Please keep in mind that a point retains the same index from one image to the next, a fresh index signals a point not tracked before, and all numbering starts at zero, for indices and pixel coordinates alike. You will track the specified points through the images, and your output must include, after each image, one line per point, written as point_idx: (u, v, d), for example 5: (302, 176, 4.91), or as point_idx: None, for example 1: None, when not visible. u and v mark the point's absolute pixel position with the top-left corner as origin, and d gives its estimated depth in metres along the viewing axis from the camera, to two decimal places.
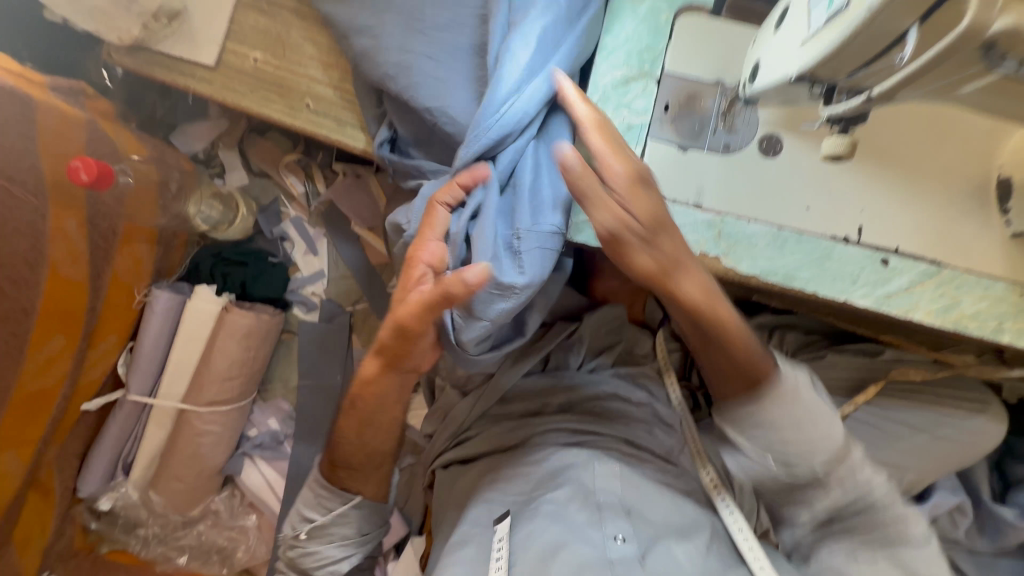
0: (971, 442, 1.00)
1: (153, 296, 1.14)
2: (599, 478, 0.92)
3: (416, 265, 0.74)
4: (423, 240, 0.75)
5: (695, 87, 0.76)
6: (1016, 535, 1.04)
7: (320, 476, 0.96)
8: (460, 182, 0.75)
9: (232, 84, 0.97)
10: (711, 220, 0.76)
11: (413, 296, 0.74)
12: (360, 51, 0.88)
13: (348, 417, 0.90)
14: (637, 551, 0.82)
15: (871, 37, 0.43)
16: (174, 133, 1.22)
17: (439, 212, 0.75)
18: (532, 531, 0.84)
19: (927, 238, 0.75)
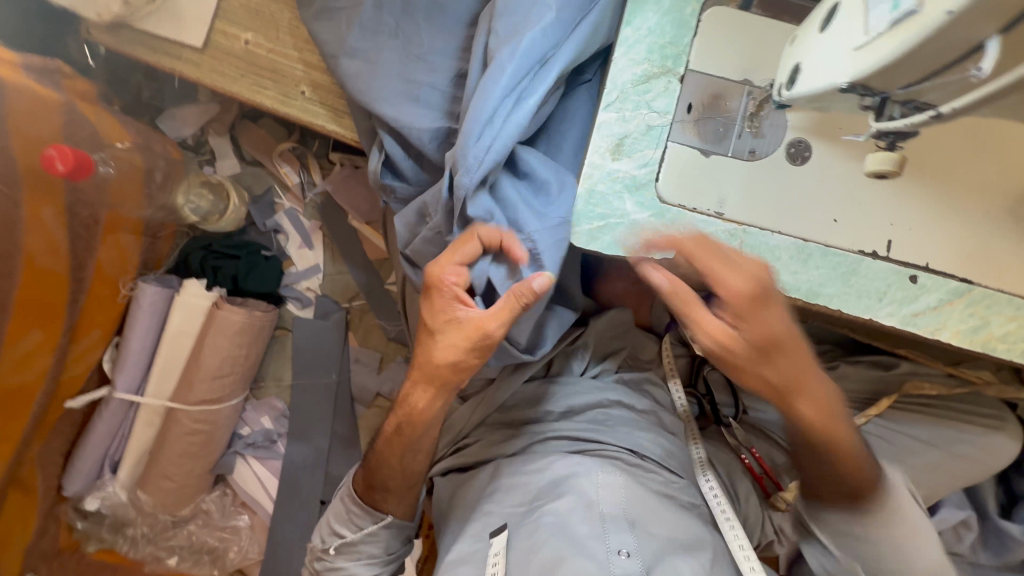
0: (985, 459, 0.98)
1: (139, 289, 1.09)
2: (602, 487, 0.86)
3: (452, 294, 0.75)
4: (447, 270, 0.74)
5: (721, 87, 0.71)
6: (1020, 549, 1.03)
7: (354, 494, 0.92)
8: (504, 241, 0.72)
9: (222, 68, 0.91)
10: (733, 230, 0.71)
11: (464, 319, 0.75)
12: (360, 34, 0.81)
13: (391, 442, 0.87)
14: (641, 567, 0.75)
15: (944, 44, 0.38)
16: (161, 117, 1.15)
17: (470, 243, 0.73)
18: (532, 546, 0.79)
19: (959, 254, 0.71)
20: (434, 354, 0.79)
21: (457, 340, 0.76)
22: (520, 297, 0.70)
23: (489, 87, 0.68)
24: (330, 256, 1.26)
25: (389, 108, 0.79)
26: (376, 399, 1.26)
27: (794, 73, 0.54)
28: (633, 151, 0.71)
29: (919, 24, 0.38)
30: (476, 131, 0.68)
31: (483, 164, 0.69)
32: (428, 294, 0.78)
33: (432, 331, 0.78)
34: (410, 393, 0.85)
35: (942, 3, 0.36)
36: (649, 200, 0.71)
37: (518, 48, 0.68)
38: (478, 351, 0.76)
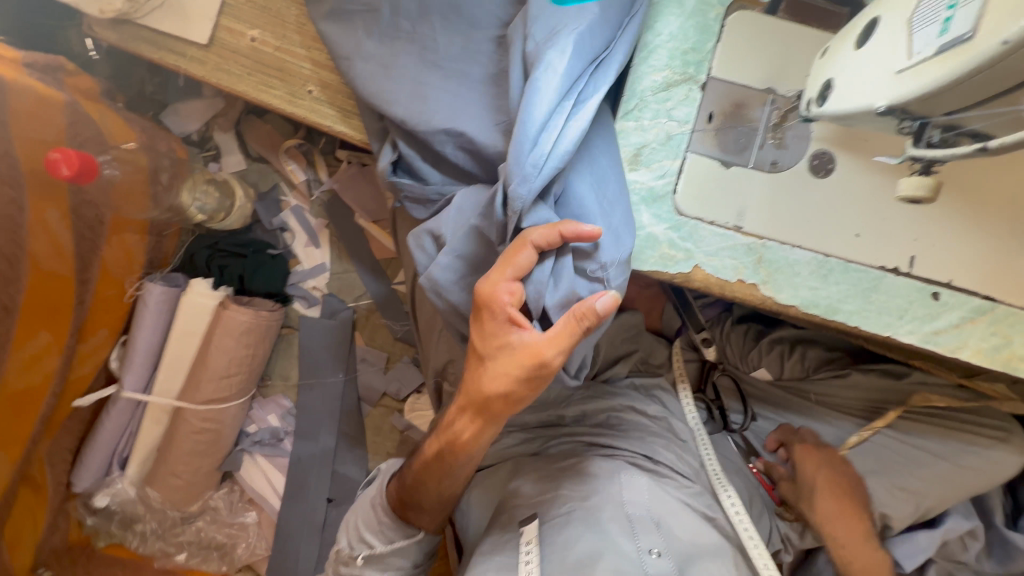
0: (1004, 473, 0.93)
1: (145, 289, 1.08)
2: (627, 489, 0.85)
3: (504, 316, 0.64)
4: (499, 286, 0.63)
5: (743, 95, 0.69)
6: None
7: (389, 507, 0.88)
8: (562, 235, 0.60)
9: (227, 65, 0.88)
10: (752, 245, 0.70)
11: (519, 344, 0.65)
12: (379, 44, 0.80)
13: (429, 468, 0.83)
14: (672, 566, 0.76)
15: (999, 74, 0.37)
16: (165, 112, 1.14)
17: (523, 250, 0.61)
18: (567, 539, 0.77)
19: (985, 272, 0.69)
20: (482, 383, 0.70)
21: (512, 366, 0.66)
22: (584, 317, 0.60)
23: (540, 89, 0.60)
24: (337, 254, 1.25)
25: (401, 111, 0.76)
26: (383, 398, 1.26)
27: (824, 89, 0.52)
28: (651, 161, 0.69)
29: (973, 50, 0.37)
30: (529, 134, 0.60)
31: (542, 172, 0.60)
32: (477, 314, 0.67)
33: (480, 356, 0.68)
34: (454, 422, 0.80)
35: (1003, 31, 0.35)
36: (666, 212, 0.69)
37: (570, 48, 0.62)
38: (533, 381, 0.66)
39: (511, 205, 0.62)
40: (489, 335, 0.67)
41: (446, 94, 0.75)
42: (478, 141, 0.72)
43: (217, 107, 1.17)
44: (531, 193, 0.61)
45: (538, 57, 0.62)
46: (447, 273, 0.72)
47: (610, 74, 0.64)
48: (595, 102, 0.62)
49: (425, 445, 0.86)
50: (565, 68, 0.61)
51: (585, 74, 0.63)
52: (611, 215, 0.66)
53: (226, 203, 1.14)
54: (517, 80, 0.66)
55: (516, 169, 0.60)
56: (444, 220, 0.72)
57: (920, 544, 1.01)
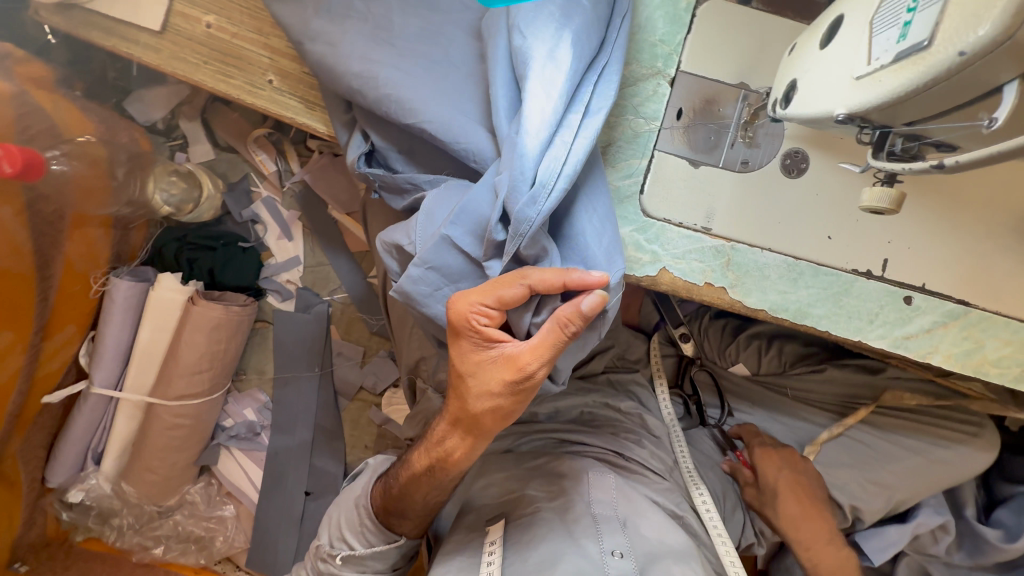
0: (960, 469, 0.97)
1: (112, 284, 1.06)
2: (593, 488, 0.84)
3: (480, 337, 0.60)
4: (474, 309, 0.58)
5: (714, 90, 0.66)
6: (997, 554, 0.99)
7: (373, 507, 0.81)
8: (567, 284, 0.54)
9: (182, 53, 0.84)
10: (720, 247, 0.68)
11: (500, 357, 0.61)
12: (327, 22, 0.74)
13: (419, 482, 0.75)
14: (635, 568, 0.73)
15: (962, 86, 0.39)
16: (128, 99, 1.09)
17: (513, 286, 0.55)
18: (531, 540, 0.76)
19: (959, 275, 0.67)
20: (466, 401, 0.65)
21: (493, 383, 0.62)
22: (570, 332, 0.55)
23: (541, 97, 0.55)
24: (310, 246, 1.22)
25: (361, 103, 0.72)
26: (359, 392, 1.26)
27: (789, 90, 0.53)
28: (619, 160, 0.67)
29: (931, 58, 0.38)
30: (536, 151, 0.54)
31: (553, 193, 0.54)
32: (453, 335, 0.62)
33: (461, 374, 0.64)
34: (445, 438, 0.72)
35: (959, 41, 0.36)
36: (633, 213, 0.67)
37: (570, 51, 0.57)
38: (518, 395, 0.62)
39: (516, 231, 0.55)
40: (461, 349, 0.63)
41: (398, 71, 0.70)
42: (442, 135, 0.68)
43: (182, 94, 1.13)
44: (542, 216, 0.54)
45: (533, 59, 0.56)
46: (421, 286, 0.63)
47: (612, 79, 0.59)
48: (604, 112, 0.57)
49: (414, 454, 0.78)
50: (567, 74, 0.56)
51: (586, 81, 0.58)
52: (609, 234, 0.60)
53: (193, 193, 1.12)
54: (504, 85, 0.61)
55: (523, 188, 0.54)
56: (414, 232, 0.67)
57: (891, 539, 1.00)
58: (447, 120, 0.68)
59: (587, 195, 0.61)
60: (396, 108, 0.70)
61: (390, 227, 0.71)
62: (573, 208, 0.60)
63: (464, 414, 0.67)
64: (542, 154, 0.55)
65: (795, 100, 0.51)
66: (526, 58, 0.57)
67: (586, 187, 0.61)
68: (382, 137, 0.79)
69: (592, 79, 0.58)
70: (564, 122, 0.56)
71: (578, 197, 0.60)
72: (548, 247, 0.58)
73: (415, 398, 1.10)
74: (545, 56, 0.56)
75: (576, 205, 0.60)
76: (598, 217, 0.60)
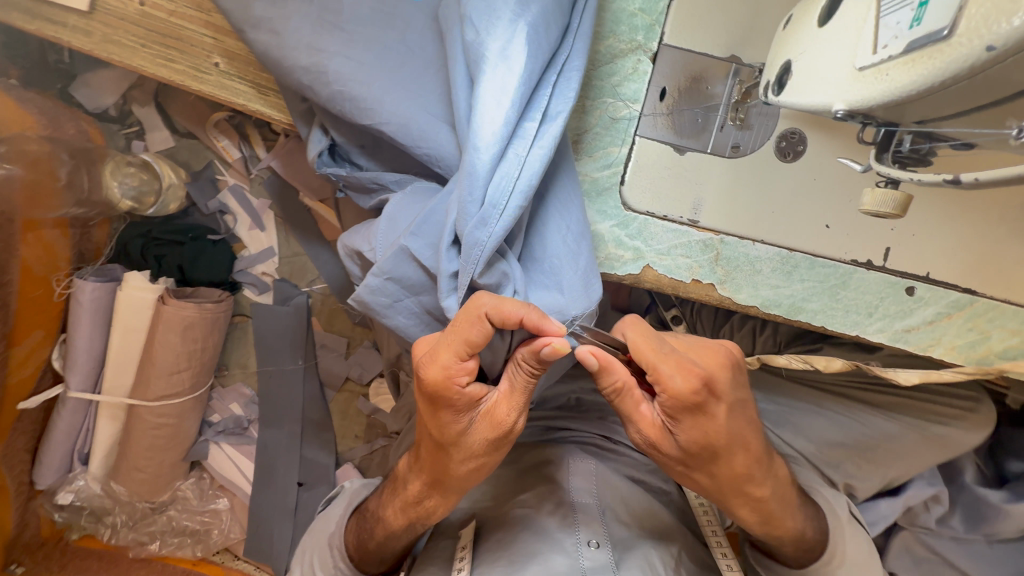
0: (955, 448, 0.88)
1: (76, 286, 1.01)
2: (574, 475, 0.81)
3: (464, 399, 0.53)
4: (453, 370, 0.51)
5: (702, 65, 0.59)
6: (1005, 522, 0.91)
7: (346, 554, 0.75)
8: (525, 322, 0.49)
9: (112, 35, 0.76)
10: (708, 241, 0.62)
11: (481, 414, 0.56)
12: (268, 4, 0.65)
13: (399, 532, 0.70)
14: (611, 560, 0.70)
15: (993, 80, 0.34)
16: (74, 84, 1.03)
17: (477, 328, 0.49)
18: (503, 542, 0.72)
19: (967, 263, 0.61)
20: (447, 468, 0.60)
21: (477, 443, 0.57)
22: (537, 368, 0.52)
23: (492, 106, 0.50)
24: (284, 235, 1.17)
25: (314, 100, 0.66)
26: (346, 382, 1.23)
27: (783, 74, 0.47)
28: (595, 149, 0.62)
29: (951, 52, 0.32)
30: (487, 167, 0.51)
31: (504, 214, 0.52)
32: (429, 405, 0.55)
33: (441, 446, 0.58)
34: (422, 498, 0.66)
35: (987, 33, 0.30)
36: (612, 207, 0.62)
37: (524, 48, 0.51)
38: (500, 447, 0.59)
39: (469, 257, 0.53)
40: (442, 419, 0.55)
41: (349, 62, 0.63)
42: (399, 137, 0.64)
43: (132, 77, 1.05)
44: (494, 239, 0.52)
45: (485, 60, 0.51)
46: (380, 296, 0.62)
47: (574, 78, 0.54)
48: (565, 117, 0.53)
49: (385, 511, 0.71)
50: (520, 78, 0.51)
51: (545, 83, 0.53)
52: (583, 253, 0.59)
53: (155, 183, 1.07)
54: (461, 85, 0.55)
55: (472, 210, 0.51)
56: (374, 239, 0.64)
57: (881, 513, 0.93)
58: (405, 120, 0.63)
59: (554, 209, 0.59)
60: (350, 107, 0.64)
61: (351, 230, 0.70)
62: (540, 223, 0.59)
63: (445, 468, 0.61)
64: (493, 170, 0.51)
65: (790, 86, 0.45)
66: (478, 56, 0.52)
67: (551, 199, 0.59)
68: (341, 131, 0.72)
69: (551, 79, 0.54)
70: (520, 132, 0.52)
71: (543, 211, 0.59)
72: (507, 271, 0.56)
73: (400, 391, 1.11)
74: (497, 54, 0.51)
75: (542, 219, 0.59)
76: (568, 234, 0.58)
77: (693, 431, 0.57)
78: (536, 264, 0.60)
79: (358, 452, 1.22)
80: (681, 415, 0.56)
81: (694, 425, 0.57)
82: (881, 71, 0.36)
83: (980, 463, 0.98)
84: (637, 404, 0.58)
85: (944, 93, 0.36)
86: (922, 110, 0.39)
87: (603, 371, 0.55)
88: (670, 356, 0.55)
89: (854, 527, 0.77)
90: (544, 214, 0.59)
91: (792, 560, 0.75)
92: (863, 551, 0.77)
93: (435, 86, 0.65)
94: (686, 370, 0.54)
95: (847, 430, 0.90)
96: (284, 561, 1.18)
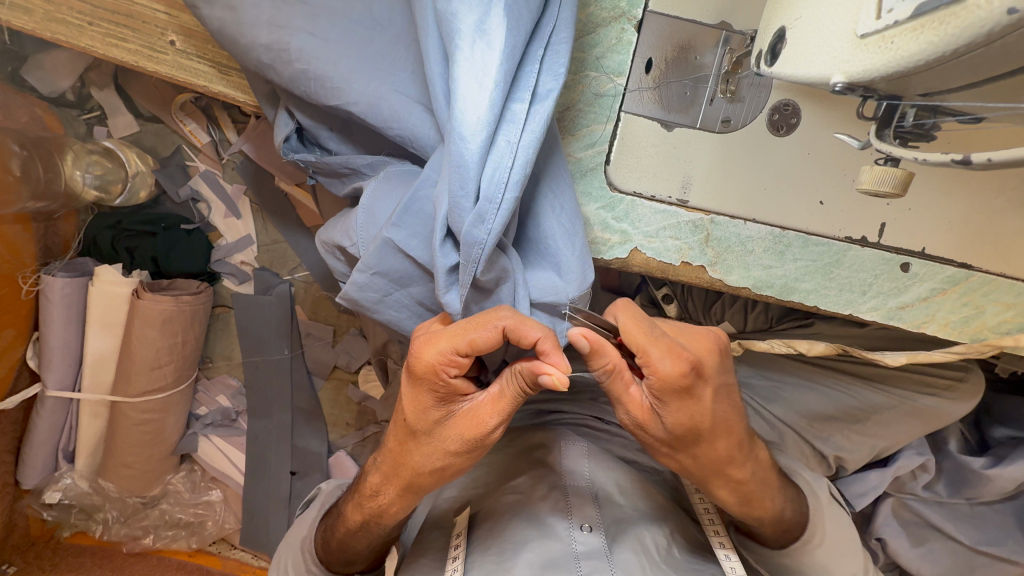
0: (943, 419, 0.87)
1: (44, 283, 0.97)
2: (568, 458, 0.80)
3: (447, 388, 0.52)
4: (444, 359, 0.50)
5: (689, 33, 0.56)
6: (988, 488, 0.91)
7: (316, 551, 0.75)
8: (539, 346, 0.49)
9: (56, 12, 0.70)
10: (698, 221, 0.60)
11: (462, 412, 0.54)
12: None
13: (362, 532, 0.69)
14: (604, 543, 0.69)
15: (1015, 44, 0.30)
16: (26, 66, 0.94)
17: (486, 335, 0.48)
18: (495, 528, 0.72)
19: (963, 237, 0.59)
20: (414, 460, 0.59)
21: (450, 440, 0.56)
22: (531, 386, 0.51)
23: (474, 89, 0.46)
24: (262, 223, 1.13)
25: (277, 81, 0.61)
26: (334, 370, 1.21)
27: (777, 41, 0.44)
28: (578, 127, 0.58)
29: (967, 16, 0.29)
30: (479, 156, 0.47)
31: (501, 208, 0.48)
32: (413, 385, 0.53)
33: (413, 431, 0.57)
34: (378, 495, 0.65)
35: None
36: (597, 188, 0.59)
37: (503, 22, 0.47)
38: (472, 453, 0.56)
39: (468, 255, 0.50)
40: (421, 399, 0.54)
41: (313, 39, 0.59)
42: (369, 120, 0.60)
43: (87, 57, 0.98)
44: (493, 236, 0.49)
45: (459, 35, 0.47)
46: (369, 292, 0.60)
47: (562, 52, 0.50)
48: (555, 95, 0.49)
49: (349, 509, 0.70)
50: (501, 55, 0.47)
51: (531, 59, 0.50)
52: (574, 230, 0.56)
53: (120, 171, 1.03)
54: (435, 62, 0.51)
55: (467, 208, 0.48)
56: (355, 234, 0.61)
57: (870, 484, 0.94)
58: (376, 100, 0.59)
59: (551, 191, 0.55)
60: (315, 88, 0.60)
61: (328, 225, 0.67)
62: (535, 207, 0.56)
63: (414, 468, 0.59)
64: (484, 159, 0.48)
65: (783, 57, 0.42)
66: (451, 29, 0.48)
67: (549, 181, 0.55)
68: (308, 115, 0.68)
69: (537, 54, 0.50)
70: (508, 115, 0.49)
71: (538, 192, 0.55)
72: (507, 267, 0.54)
73: (389, 378, 1.09)
74: (473, 29, 0.47)
75: (535, 199, 0.55)
76: (559, 206, 0.55)
77: (680, 413, 0.55)
78: (534, 251, 0.57)
79: (351, 439, 1.22)
80: (670, 398, 0.54)
81: (681, 408, 0.55)
82: (887, 37, 0.33)
83: (964, 429, 0.99)
84: (629, 386, 0.56)
85: (956, 62, 0.33)
86: (926, 83, 0.37)
87: (595, 353, 0.52)
88: (660, 337, 0.53)
89: (833, 508, 0.78)
90: (533, 195, 0.56)
91: (773, 541, 0.76)
92: (843, 533, 0.77)
93: (407, 61, 0.60)
94: (676, 353, 0.52)
95: (837, 403, 0.90)
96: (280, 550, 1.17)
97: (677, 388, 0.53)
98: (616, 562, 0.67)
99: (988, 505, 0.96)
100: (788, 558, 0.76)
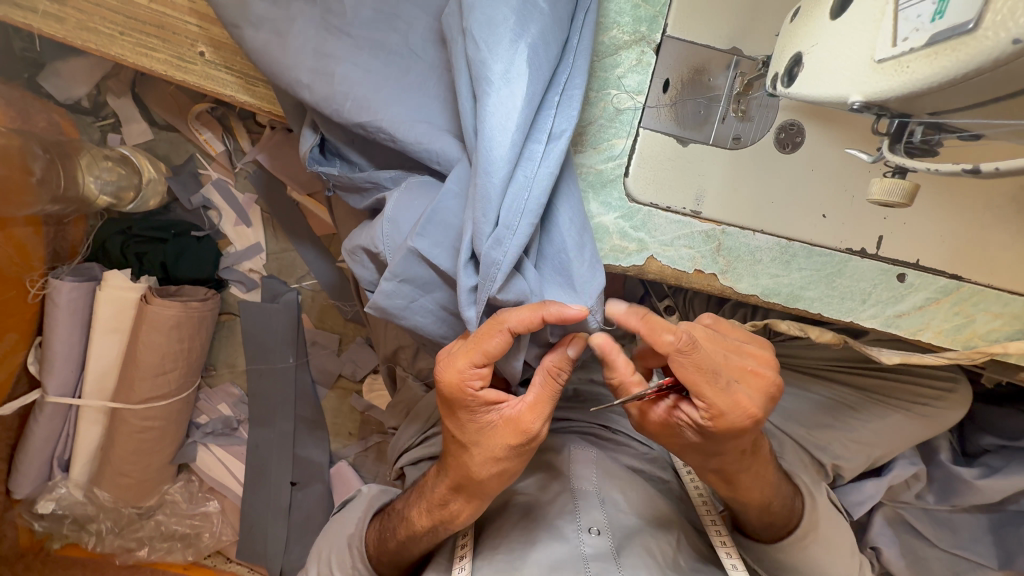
0: (935, 427, 0.91)
1: (51, 287, 0.97)
2: (575, 464, 0.81)
3: (478, 402, 0.59)
4: (466, 374, 0.56)
5: (703, 57, 0.60)
6: (975, 496, 0.94)
7: (369, 553, 0.79)
8: (545, 319, 0.52)
9: (89, 23, 0.72)
10: (710, 232, 0.63)
11: (501, 422, 0.60)
12: (272, 6, 0.64)
13: (419, 538, 0.74)
14: (611, 546, 0.72)
15: (1010, 74, 0.35)
16: (43, 73, 0.98)
17: (496, 338, 0.54)
18: (500, 535, 0.75)
19: (951, 250, 0.64)
20: (471, 470, 0.63)
21: (497, 448, 0.60)
22: (558, 377, 0.58)
23: (498, 130, 0.51)
24: (272, 232, 1.14)
25: (311, 98, 0.63)
26: (338, 378, 1.21)
27: (793, 65, 0.48)
28: (600, 141, 0.62)
29: (976, 45, 0.33)
30: (499, 187, 0.52)
31: (518, 233, 0.53)
32: (449, 407, 0.60)
33: (464, 443, 0.62)
34: (447, 500, 0.69)
35: (1015, 26, 0.31)
36: (615, 198, 0.62)
37: (526, 71, 0.52)
38: (520, 454, 0.62)
39: (486, 276, 0.53)
40: (463, 417, 0.60)
41: (357, 68, 0.63)
42: (399, 137, 0.62)
43: (105, 66, 1.01)
44: (509, 257, 0.53)
45: (489, 81, 0.52)
46: (397, 300, 0.61)
47: (576, 96, 0.55)
48: (568, 136, 0.54)
49: (411, 513, 0.74)
50: (524, 100, 0.51)
51: (547, 104, 0.54)
52: (586, 246, 0.58)
53: (133, 178, 1.03)
54: (466, 96, 0.55)
55: (487, 231, 0.52)
56: (380, 242, 0.63)
57: (867, 492, 0.96)
58: (405, 122, 0.62)
59: (568, 214, 0.58)
60: (349, 104, 0.62)
61: (353, 232, 0.69)
62: (555, 229, 0.58)
63: (469, 476, 0.64)
64: (506, 190, 0.52)
65: (801, 78, 0.47)
66: (483, 74, 0.52)
67: (566, 207, 0.58)
68: (331, 128, 0.70)
69: (553, 99, 0.54)
70: (526, 154, 0.53)
71: (556, 214, 0.58)
72: (525, 288, 0.56)
73: (396, 386, 1.09)
74: (500, 78, 0.51)
75: (552, 222, 0.58)
76: (573, 227, 0.58)
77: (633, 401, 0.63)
78: (548, 269, 0.59)
79: (353, 448, 1.21)
80: (712, 421, 0.57)
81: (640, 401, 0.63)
82: (902, 64, 0.38)
83: (951, 439, 1.02)
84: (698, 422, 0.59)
85: (963, 87, 0.38)
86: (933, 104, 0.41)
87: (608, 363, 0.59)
88: (723, 388, 0.55)
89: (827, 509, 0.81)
90: (552, 217, 0.58)
91: (766, 531, 0.78)
92: (834, 527, 0.80)
93: (441, 87, 0.64)
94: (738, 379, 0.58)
95: (837, 410, 0.92)
96: (278, 562, 1.15)
97: (732, 416, 0.56)
98: (623, 565, 0.71)
99: (971, 511, 1.00)
100: (783, 553, 0.79)
